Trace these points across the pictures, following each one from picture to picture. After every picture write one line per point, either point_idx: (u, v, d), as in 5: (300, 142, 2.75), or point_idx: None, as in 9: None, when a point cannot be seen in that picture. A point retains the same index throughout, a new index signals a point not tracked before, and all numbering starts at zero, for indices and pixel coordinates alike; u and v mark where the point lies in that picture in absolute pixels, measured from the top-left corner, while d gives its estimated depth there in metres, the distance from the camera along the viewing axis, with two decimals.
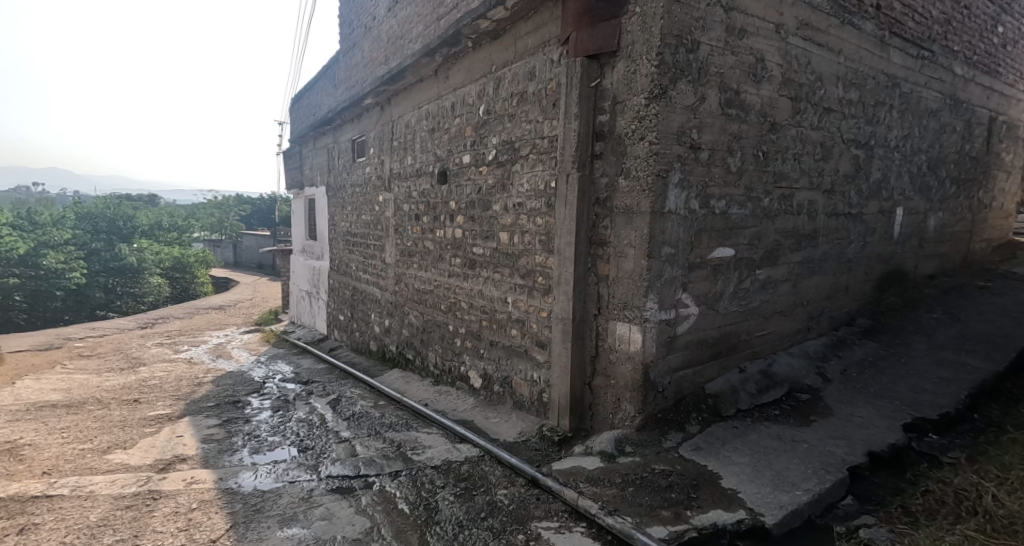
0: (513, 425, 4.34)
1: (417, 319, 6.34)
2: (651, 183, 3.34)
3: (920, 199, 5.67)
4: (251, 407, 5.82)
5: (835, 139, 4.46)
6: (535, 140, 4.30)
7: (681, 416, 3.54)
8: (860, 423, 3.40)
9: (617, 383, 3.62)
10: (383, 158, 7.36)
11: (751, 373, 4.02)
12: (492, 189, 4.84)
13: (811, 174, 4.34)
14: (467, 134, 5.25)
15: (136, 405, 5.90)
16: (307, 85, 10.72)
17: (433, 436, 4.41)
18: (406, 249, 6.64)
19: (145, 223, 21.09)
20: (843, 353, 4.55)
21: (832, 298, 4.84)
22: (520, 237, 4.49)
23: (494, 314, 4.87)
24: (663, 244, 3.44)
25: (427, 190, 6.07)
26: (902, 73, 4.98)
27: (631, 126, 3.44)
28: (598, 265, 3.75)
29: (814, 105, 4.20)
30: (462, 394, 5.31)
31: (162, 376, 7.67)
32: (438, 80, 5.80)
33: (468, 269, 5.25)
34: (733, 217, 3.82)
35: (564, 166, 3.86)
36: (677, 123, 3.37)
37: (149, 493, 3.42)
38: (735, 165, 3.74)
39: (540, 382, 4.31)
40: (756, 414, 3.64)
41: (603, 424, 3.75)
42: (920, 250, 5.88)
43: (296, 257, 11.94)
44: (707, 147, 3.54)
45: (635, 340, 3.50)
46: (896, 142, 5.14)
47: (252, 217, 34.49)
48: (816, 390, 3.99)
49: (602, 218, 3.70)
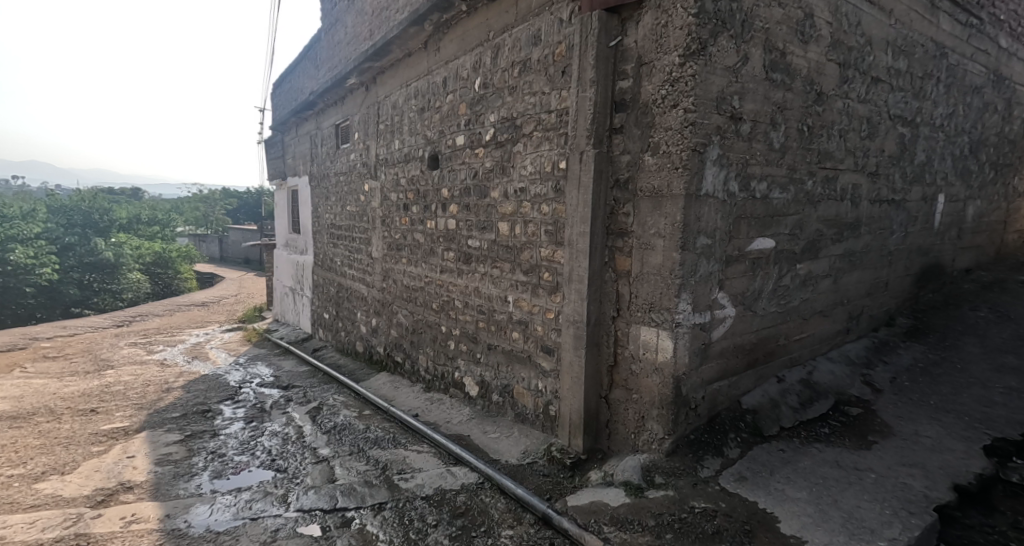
0: (515, 445, 3.78)
1: (406, 319, 5.75)
2: (687, 160, 2.76)
3: (960, 185, 5.17)
4: (222, 417, 5.21)
5: (881, 114, 3.93)
6: (541, 115, 3.72)
7: (717, 437, 2.99)
8: (931, 446, 2.86)
9: (641, 398, 3.07)
10: (368, 143, 6.75)
11: (791, 383, 3.48)
12: (490, 173, 4.26)
13: (856, 153, 3.80)
14: (461, 112, 4.66)
15: (90, 416, 5.24)
16: (287, 68, 10.02)
17: (424, 456, 3.83)
18: (393, 241, 6.05)
19: (123, 217, 20.18)
20: (889, 358, 4.02)
21: (873, 296, 4.33)
22: (522, 227, 3.92)
23: (492, 314, 4.29)
24: (699, 233, 2.87)
25: (417, 176, 5.48)
26: (949, 42, 4.47)
27: (660, 91, 2.85)
28: (618, 258, 3.18)
29: (862, 73, 3.65)
30: (456, 403, 4.75)
31: (128, 381, 7.01)
32: (428, 53, 5.20)
33: (462, 263, 4.67)
34: (775, 202, 3.26)
35: (576, 143, 3.29)
36: (717, 87, 2.79)
37: (75, 539, 2.83)
38: (778, 141, 3.19)
39: (546, 393, 3.75)
40: (803, 433, 3.10)
41: (623, 447, 3.19)
42: (958, 242, 5.40)
43: (279, 251, 11.25)
44: (748, 118, 2.97)
45: (665, 348, 2.93)
46: (939, 121, 4.62)
47: (240, 210, 33.70)
48: (866, 402, 3.45)
49: (622, 203, 3.13)
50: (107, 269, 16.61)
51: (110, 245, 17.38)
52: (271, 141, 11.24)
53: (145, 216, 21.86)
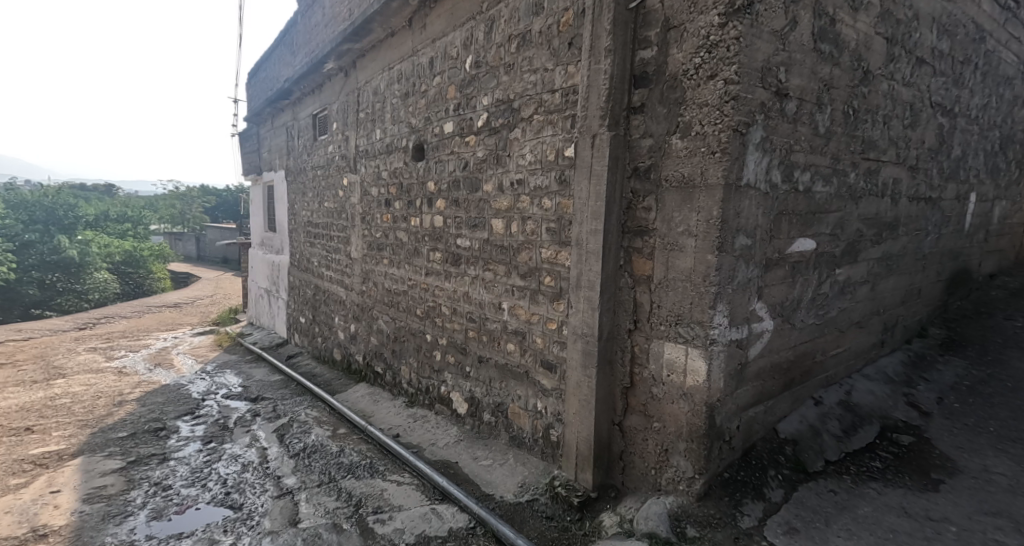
0: (510, 476, 3.26)
1: (387, 326, 5.20)
2: (727, 143, 2.27)
3: (990, 183, 4.79)
4: (176, 436, 4.58)
5: (924, 100, 3.50)
6: (542, 95, 3.22)
7: (756, 475, 2.51)
8: (1010, 489, 2.45)
9: (665, 428, 2.59)
10: (347, 133, 6.18)
11: (830, 406, 3.02)
12: (482, 163, 3.74)
13: (898, 144, 3.36)
14: (449, 96, 4.14)
15: (21, 438, 4.58)
16: (261, 57, 9.39)
17: (404, 489, 3.29)
18: (374, 241, 5.49)
19: (90, 215, 19.17)
20: (930, 375, 3.60)
21: (906, 304, 3.91)
22: (520, 225, 3.40)
23: (484, 323, 3.77)
24: (738, 231, 2.39)
25: (400, 168, 4.94)
26: (988, 25, 4.08)
27: (693, 60, 2.36)
28: (636, 261, 2.68)
29: (908, 52, 3.22)
30: (442, 421, 4.22)
31: (78, 392, 6.33)
32: (413, 31, 4.67)
33: (450, 265, 4.14)
34: (818, 197, 2.80)
35: (587, 125, 2.79)
36: (763, 54, 2.31)
37: None
38: (824, 125, 2.72)
39: (547, 415, 3.24)
40: (853, 469, 2.64)
41: (641, 484, 2.70)
42: (985, 245, 5.02)
43: (253, 250, 10.61)
44: (795, 95, 2.50)
45: (696, 370, 2.44)
46: (974, 112, 4.23)
47: (219, 209, 32.84)
48: (915, 428, 3.02)
49: (642, 196, 2.63)
50: (71, 269, 15.67)
51: (74, 244, 16.44)
52: (246, 134, 10.59)
53: (114, 213, 20.84)
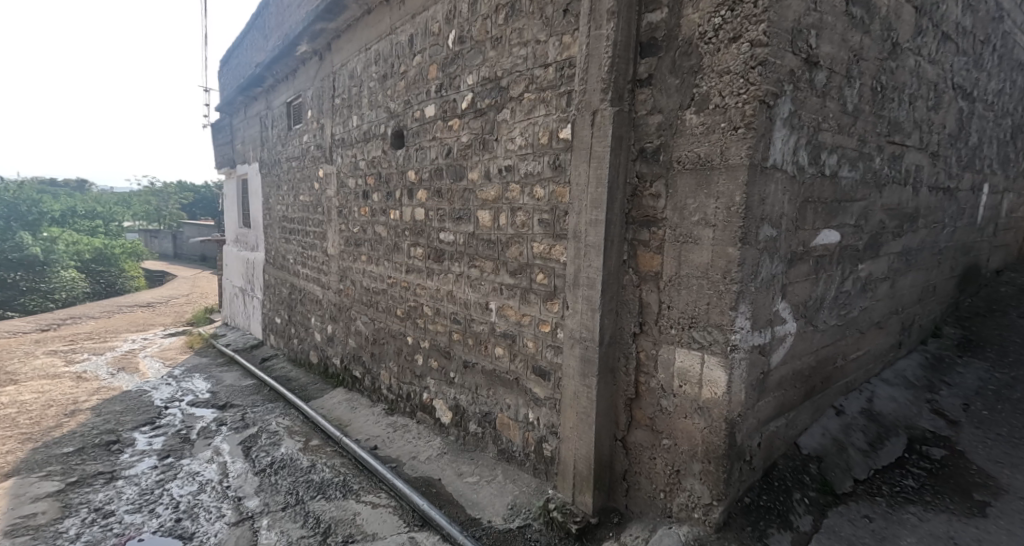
0: (499, 495, 2.92)
1: (366, 327, 4.82)
2: (752, 117, 1.95)
3: (1001, 174, 4.55)
4: (129, 450, 4.16)
5: (947, 81, 3.22)
6: (533, 71, 2.87)
7: (781, 500, 2.21)
8: None
9: (676, 446, 2.26)
10: (322, 121, 5.77)
11: (853, 416, 2.72)
12: (467, 148, 3.39)
13: (922, 127, 3.08)
14: (431, 76, 3.76)
15: None
16: (233, 43, 8.89)
17: (379, 513, 2.93)
18: (352, 236, 5.10)
19: (56, 211, 18.36)
20: (951, 379, 3.33)
21: (923, 302, 3.64)
22: (509, 216, 3.06)
23: (469, 325, 3.41)
24: (763, 220, 2.07)
25: (378, 157, 4.55)
26: (1007, 4, 3.82)
27: (713, 21, 2.04)
28: (642, 255, 2.35)
29: (934, 27, 2.93)
30: (424, 431, 3.86)
31: (27, 400, 5.84)
32: (391, 7, 4.29)
33: (432, 262, 3.78)
34: (844, 183, 2.49)
35: (586, 100, 2.45)
36: (793, 14, 2.00)
37: None
38: (852, 102, 2.42)
39: (539, 428, 2.90)
40: (886, 489, 2.36)
41: (647, 509, 2.39)
42: (994, 239, 4.79)
43: (227, 247, 10.08)
44: (825, 65, 2.18)
45: (714, 381, 2.12)
46: (990, 98, 3.97)
47: (197, 206, 31.90)
48: (944, 439, 2.74)
49: (649, 181, 2.30)
50: (36, 268, 14.94)
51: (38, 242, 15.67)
52: (219, 125, 10.07)
53: (82, 210, 19.98)
